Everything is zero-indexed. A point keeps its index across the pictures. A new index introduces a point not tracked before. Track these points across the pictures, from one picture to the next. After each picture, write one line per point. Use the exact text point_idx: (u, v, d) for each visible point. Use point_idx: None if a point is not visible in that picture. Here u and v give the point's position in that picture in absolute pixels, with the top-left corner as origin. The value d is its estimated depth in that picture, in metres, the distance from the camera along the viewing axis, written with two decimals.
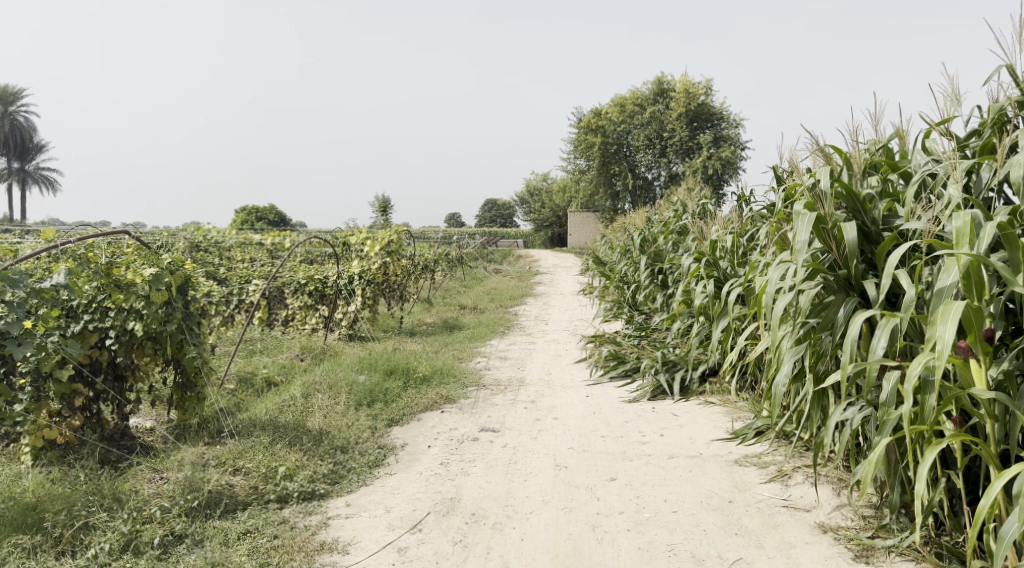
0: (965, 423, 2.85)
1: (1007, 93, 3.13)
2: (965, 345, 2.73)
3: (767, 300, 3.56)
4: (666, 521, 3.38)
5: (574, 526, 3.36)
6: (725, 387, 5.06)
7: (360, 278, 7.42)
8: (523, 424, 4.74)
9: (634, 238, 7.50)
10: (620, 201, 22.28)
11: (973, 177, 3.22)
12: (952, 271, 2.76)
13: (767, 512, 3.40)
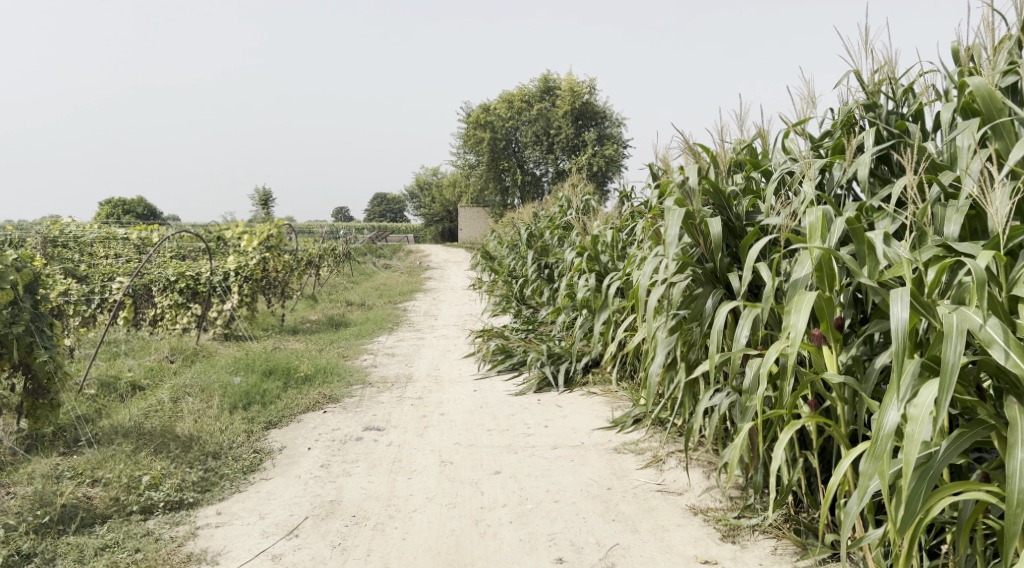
0: (820, 406, 3.03)
1: (855, 97, 3.35)
2: (818, 333, 2.90)
3: (641, 293, 3.68)
4: (547, 511, 3.43)
5: (457, 522, 3.36)
6: (607, 378, 5.20)
7: (236, 274, 7.16)
8: (408, 421, 4.70)
9: (521, 233, 7.57)
10: (510, 196, 22.40)
11: (826, 175, 3.43)
12: (806, 264, 2.92)
13: (642, 497, 3.52)
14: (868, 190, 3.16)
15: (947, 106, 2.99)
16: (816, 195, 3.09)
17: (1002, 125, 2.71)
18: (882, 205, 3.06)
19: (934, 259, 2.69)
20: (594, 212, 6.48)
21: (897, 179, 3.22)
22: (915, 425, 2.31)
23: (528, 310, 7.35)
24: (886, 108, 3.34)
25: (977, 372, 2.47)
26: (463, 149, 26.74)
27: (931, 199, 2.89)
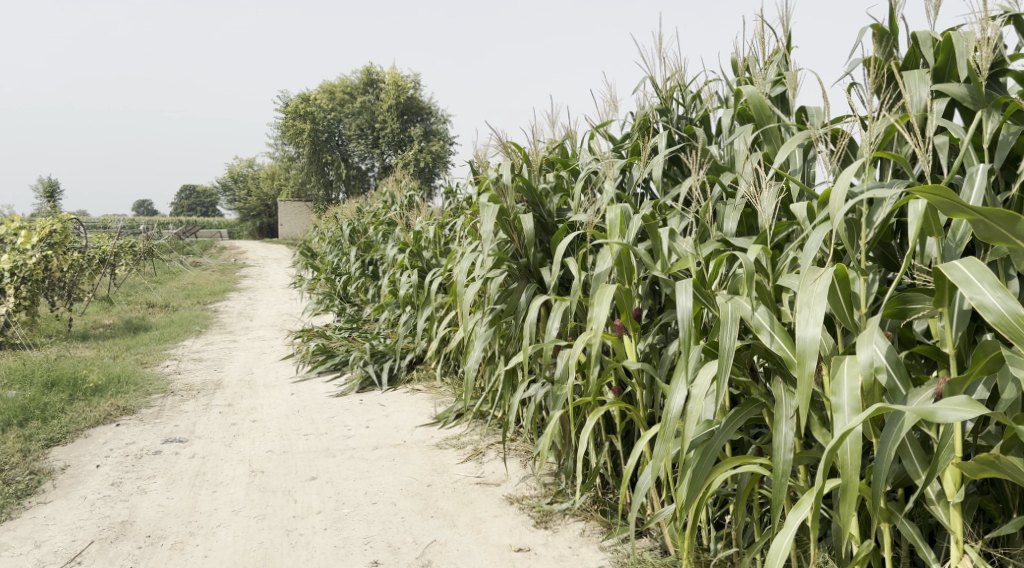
0: (623, 393, 3.17)
1: (650, 102, 3.54)
2: (620, 324, 3.03)
3: (457, 289, 3.70)
4: (364, 514, 3.37)
5: (266, 534, 3.22)
6: (431, 374, 5.22)
7: (12, 275, 6.47)
8: (216, 430, 4.45)
9: (344, 230, 7.43)
10: (332, 191, 21.87)
11: (627, 174, 3.60)
12: (608, 259, 3.04)
13: (461, 491, 3.54)
14: (662, 189, 3.35)
15: (726, 112, 3.22)
16: (615, 194, 3.23)
17: (771, 131, 2.96)
18: (673, 203, 3.25)
19: (715, 254, 2.89)
20: (416, 207, 6.46)
21: (687, 178, 3.43)
22: (698, 406, 2.46)
23: (351, 309, 7.22)
24: (677, 113, 3.57)
25: (751, 355, 2.67)
26: (280, 141, 25.75)
27: (714, 198, 3.10)
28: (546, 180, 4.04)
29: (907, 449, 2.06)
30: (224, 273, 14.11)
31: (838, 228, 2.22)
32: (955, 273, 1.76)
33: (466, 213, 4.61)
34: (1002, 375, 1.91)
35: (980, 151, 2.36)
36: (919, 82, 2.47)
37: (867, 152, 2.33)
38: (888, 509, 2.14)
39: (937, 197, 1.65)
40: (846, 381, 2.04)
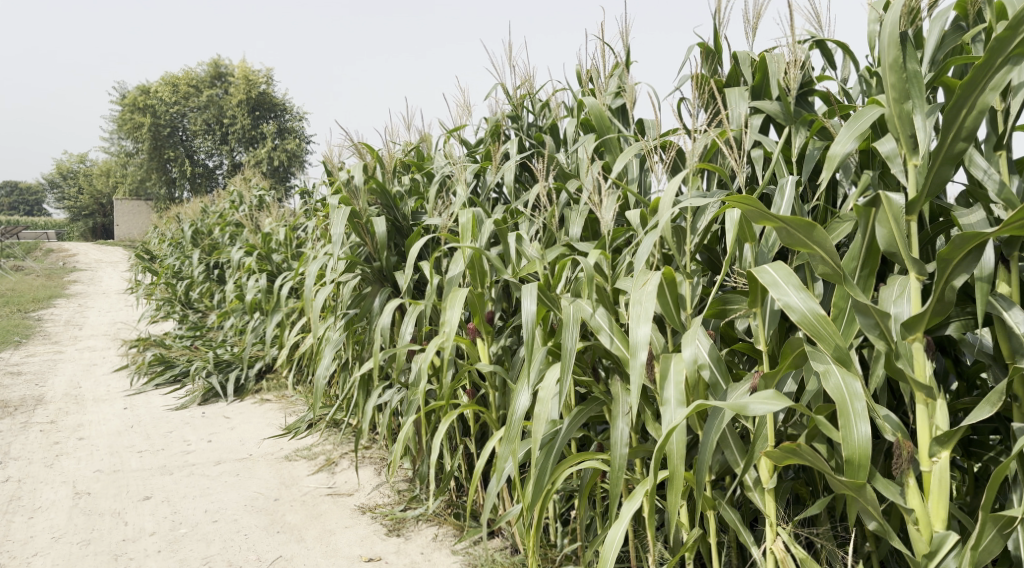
0: (477, 395, 3.17)
1: (500, 109, 3.59)
2: (473, 327, 3.01)
3: (306, 294, 3.60)
4: (203, 534, 3.21)
5: (92, 560, 3.01)
6: (281, 384, 5.06)
7: None
8: (36, 450, 4.12)
9: (187, 231, 7.06)
10: (175, 188, 20.75)
11: (480, 179, 3.64)
12: (459, 263, 3.02)
13: (311, 504, 3.45)
14: (514, 194, 3.39)
15: (570, 122, 3.31)
16: (466, 198, 3.23)
17: (611, 141, 3.07)
18: (523, 208, 3.30)
19: (561, 258, 2.93)
20: (267, 208, 6.24)
21: (535, 184, 3.50)
22: (542, 406, 2.47)
23: (195, 315, 6.87)
24: (528, 120, 3.64)
25: (592, 355, 2.74)
26: (114, 137, 24.14)
27: (561, 204, 3.17)
28: (401, 182, 4.01)
29: (728, 440, 2.19)
30: (50, 277, 13.03)
31: (667, 234, 2.31)
32: (766, 277, 1.84)
33: (318, 215, 4.51)
34: (807, 368, 2.07)
35: (791, 163, 2.55)
36: (739, 98, 2.66)
37: (693, 163, 2.47)
38: (714, 497, 2.27)
39: (748, 206, 1.69)
40: (674, 377, 2.14)
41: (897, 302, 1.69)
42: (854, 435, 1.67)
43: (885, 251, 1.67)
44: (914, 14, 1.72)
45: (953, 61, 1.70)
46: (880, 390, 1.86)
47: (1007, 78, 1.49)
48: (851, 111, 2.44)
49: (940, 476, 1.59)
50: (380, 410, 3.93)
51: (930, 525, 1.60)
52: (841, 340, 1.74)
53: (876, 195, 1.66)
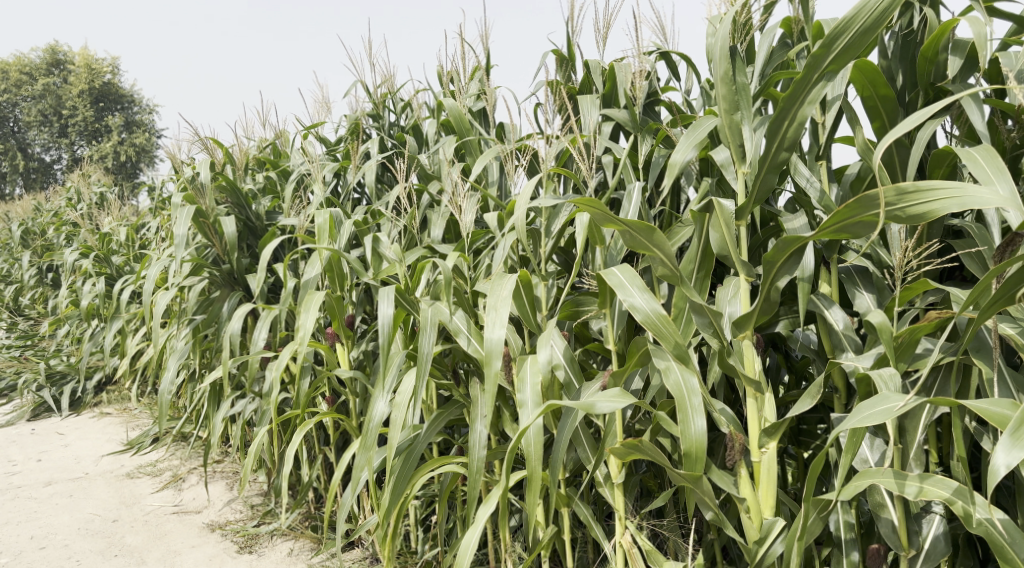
0: (336, 403, 3.06)
1: (360, 107, 3.51)
2: (331, 332, 2.90)
3: (146, 300, 3.39)
4: (27, 563, 2.96)
5: None
6: (124, 396, 4.75)
7: None
8: None
9: (16, 231, 6.52)
10: (4, 185, 19.12)
11: (339, 179, 3.55)
12: (316, 265, 2.91)
13: (153, 524, 3.26)
14: (374, 194, 3.32)
15: (429, 122, 3.28)
16: (323, 198, 3.13)
17: (471, 143, 3.03)
18: (383, 209, 3.24)
19: (421, 261, 2.84)
20: (110, 206, 5.85)
21: (395, 185, 3.44)
22: (397, 411, 2.33)
23: (27, 323, 6.35)
24: (388, 119, 3.59)
25: (453, 358, 2.63)
26: None
27: (422, 205, 3.12)
28: (254, 181, 3.85)
29: (580, 437, 2.23)
30: None
31: (524, 235, 2.26)
32: (614, 279, 1.91)
33: (165, 214, 4.26)
34: (653, 366, 2.14)
35: (638, 170, 2.63)
36: (590, 106, 2.71)
37: (547, 167, 2.50)
38: (568, 494, 2.30)
39: (593, 210, 1.74)
40: (529, 378, 2.11)
41: (731, 303, 1.80)
42: (692, 430, 1.75)
43: (718, 254, 1.76)
44: (745, 29, 1.82)
45: (776, 76, 1.82)
46: (718, 386, 1.96)
47: (824, 93, 1.56)
48: (693, 121, 2.54)
49: (768, 465, 1.69)
50: (233, 421, 3.76)
51: (760, 512, 1.70)
52: (680, 339, 1.82)
53: (709, 201, 1.75)
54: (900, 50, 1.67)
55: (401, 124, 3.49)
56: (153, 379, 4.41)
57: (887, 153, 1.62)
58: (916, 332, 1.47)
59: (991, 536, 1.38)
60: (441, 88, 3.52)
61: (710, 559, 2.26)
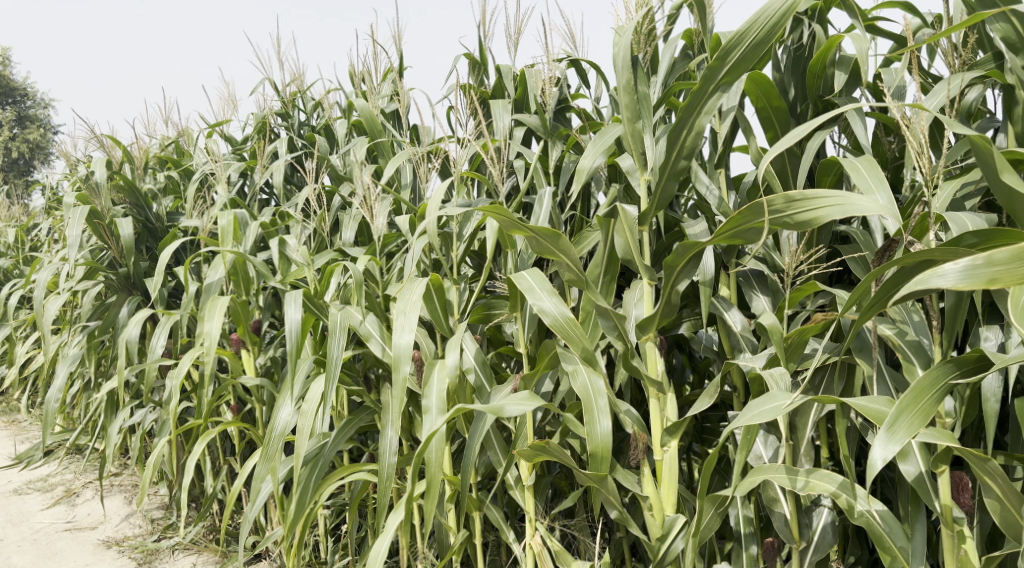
0: (241, 411, 2.97)
1: (268, 105, 3.44)
2: (236, 338, 2.82)
3: (36, 305, 3.22)
4: None
5: None
6: (13, 407, 4.51)
7: None
8: None
9: None
10: None
11: (245, 180, 3.46)
12: (219, 268, 2.82)
13: (43, 542, 3.10)
14: (283, 196, 3.25)
15: (340, 123, 3.23)
16: (227, 199, 3.04)
17: (383, 145, 2.95)
18: (292, 211, 3.17)
19: (330, 264, 2.79)
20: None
21: (304, 186, 3.37)
22: (303, 419, 2.28)
23: None
24: (298, 119, 3.52)
25: (363, 363, 2.59)
26: None
27: (332, 207, 3.08)
28: (155, 180, 3.72)
29: (491, 441, 2.24)
30: None
31: (433, 239, 2.23)
32: (522, 283, 1.92)
33: (58, 214, 4.07)
34: (563, 369, 2.16)
35: (548, 174, 2.66)
36: (502, 110, 2.72)
37: (459, 170, 2.49)
38: (479, 498, 2.30)
39: (498, 214, 1.74)
40: (436, 383, 2.09)
41: (636, 306, 1.84)
42: (598, 430, 1.78)
43: (623, 258, 1.80)
44: (649, 38, 1.87)
45: (677, 85, 1.87)
46: (625, 387, 2.00)
47: (719, 103, 1.60)
48: (602, 127, 2.59)
49: (670, 463, 1.74)
50: (132, 431, 3.61)
51: (662, 509, 1.74)
52: (588, 342, 1.85)
53: (613, 207, 1.79)
54: (792, 64, 1.74)
55: (311, 124, 3.43)
56: (45, 389, 4.20)
57: (780, 162, 1.69)
58: (804, 332, 1.54)
59: (870, 526, 1.44)
60: (352, 88, 3.47)
61: (617, 558, 2.30)
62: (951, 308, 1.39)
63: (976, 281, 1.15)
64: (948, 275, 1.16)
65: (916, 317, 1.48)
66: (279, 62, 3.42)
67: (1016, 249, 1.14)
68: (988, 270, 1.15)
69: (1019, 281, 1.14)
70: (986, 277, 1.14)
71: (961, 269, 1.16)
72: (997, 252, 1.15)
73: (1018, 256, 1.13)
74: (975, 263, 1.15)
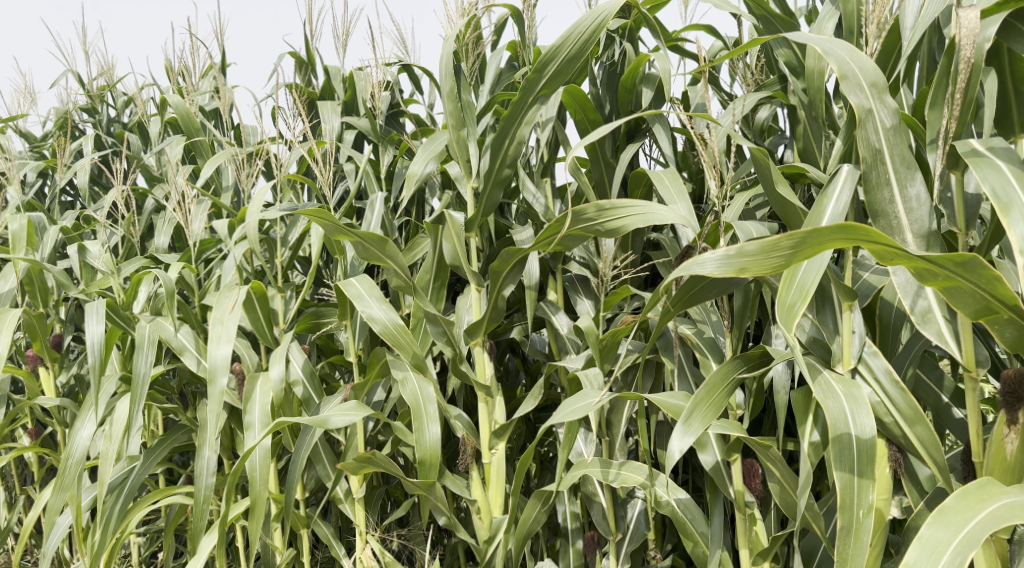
0: (41, 434, 2.72)
1: (72, 99, 3.19)
2: (32, 354, 2.58)
3: None
4: None
5: None
6: None
7: None
8: None
9: None
10: None
11: (45, 180, 3.18)
12: (11, 278, 2.57)
13: None
14: (88, 198, 3.02)
15: (154, 121, 3.04)
16: (20, 202, 2.78)
17: (201, 144, 2.81)
18: (98, 215, 2.95)
19: (142, 273, 2.61)
20: None
21: (113, 187, 3.14)
22: (109, 441, 2.12)
23: None
24: (107, 115, 3.29)
25: (179, 379, 2.44)
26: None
27: (145, 212, 2.89)
28: None
29: (319, 453, 2.17)
30: None
31: (253, 245, 2.13)
32: (350, 291, 1.89)
33: None
34: (392, 377, 2.14)
35: (379, 180, 2.63)
36: (331, 112, 2.66)
37: (283, 173, 2.41)
38: (307, 514, 2.22)
39: (319, 220, 1.70)
40: (257, 399, 2.01)
41: (465, 311, 1.86)
42: (426, 438, 1.77)
43: (451, 264, 1.81)
44: (475, 48, 1.89)
45: (501, 94, 1.91)
46: (457, 392, 2.02)
47: (538, 114, 1.65)
48: (433, 133, 2.59)
49: (498, 466, 1.77)
50: None
51: (489, 512, 1.78)
52: (417, 348, 1.84)
53: (441, 213, 1.79)
54: (607, 79, 1.83)
55: (121, 121, 3.21)
56: None
57: (597, 172, 1.77)
58: (617, 334, 1.59)
59: (675, 516, 1.53)
60: (169, 84, 3.28)
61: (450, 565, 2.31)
62: (739, 310, 1.50)
63: (729, 270, 1.17)
64: (706, 263, 1.18)
65: (715, 316, 1.60)
66: (85, 54, 3.18)
67: (764, 243, 1.13)
68: (740, 260, 1.16)
69: (768, 269, 1.16)
70: (737, 267, 1.16)
71: (718, 259, 1.17)
72: (748, 243, 1.14)
73: (766, 250, 1.14)
74: (729, 252, 1.16)
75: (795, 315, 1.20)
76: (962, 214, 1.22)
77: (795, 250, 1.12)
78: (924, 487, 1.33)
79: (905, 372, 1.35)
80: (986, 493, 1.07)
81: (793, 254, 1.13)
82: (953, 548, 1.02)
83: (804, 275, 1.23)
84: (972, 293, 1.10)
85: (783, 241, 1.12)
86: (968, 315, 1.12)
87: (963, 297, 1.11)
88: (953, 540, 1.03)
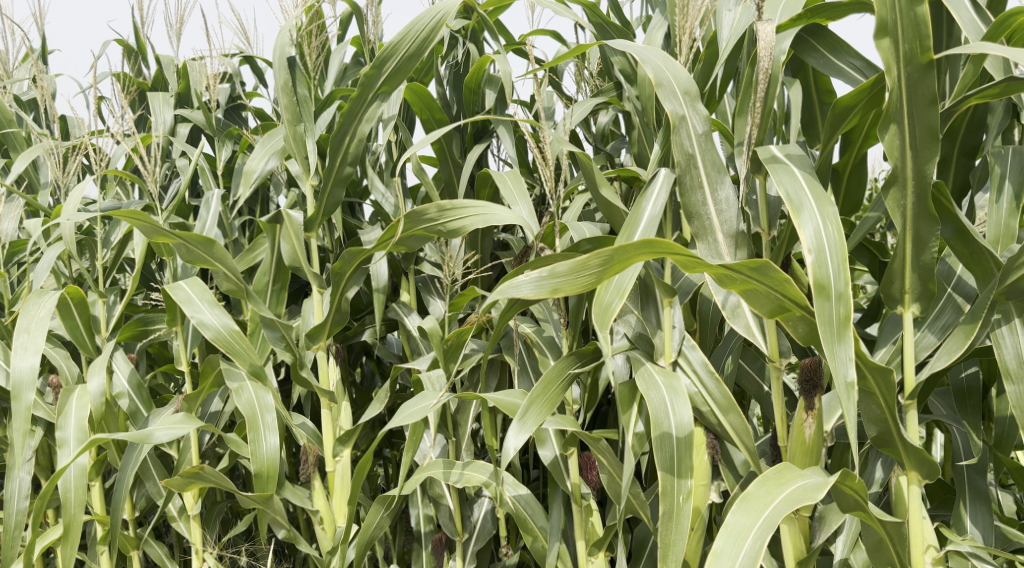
0: None
1: None
2: None
3: None
4: None
5: None
6: None
7: None
8: None
9: None
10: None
11: None
12: None
13: None
14: None
15: None
16: None
17: (15, 137, 2.59)
18: None
19: None
20: None
21: None
22: None
23: None
24: None
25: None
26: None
27: None
28: None
29: (148, 468, 2.06)
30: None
31: (69, 248, 1.99)
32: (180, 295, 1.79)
33: None
34: (229, 386, 2.05)
35: (218, 176, 2.51)
36: (163, 104, 2.50)
37: (105, 170, 2.25)
38: (137, 535, 2.09)
39: (139, 222, 1.59)
40: (74, 412, 1.88)
41: (305, 315, 1.81)
42: (263, 448, 1.71)
43: (290, 266, 1.76)
44: (313, 41, 1.84)
45: (342, 89, 1.87)
46: (302, 398, 1.96)
47: (379, 111, 1.63)
48: (274, 128, 2.50)
49: (342, 474, 1.74)
50: None
51: (332, 521, 1.74)
52: (254, 355, 1.78)
53: (277, 213, 1.74)
54: (452, 80, 1.84)
55: None
56: None
57: (445, 172, 1.77)
58: (462, 334, 1.56)
59: (515, 511, 1.57)
60: None
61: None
62: (574, 308, 1.51)
63: (543, 292, 1.16)
64: (522, 286, 1.16)
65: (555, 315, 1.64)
66: None
67: (575, 263, 1.14)
68: (552, 281, 1.15)
69: (579, 288, 1.17)
70: (550, 289, 1.15)
71: (532, 282, 1.16)
72: (559, 264, 1.15)
73: (577, 269, 1.15)
74: (542, 274, 1.15)
75: (611, 314, 1.24)
76: (765, 215, 1.35)
77: (604, 268, 1.15)
78: (739, 472, 1.39)
79: (725, 364, 1.44)
80: (783, 478, 1.15)
81: (602, 271, 1.16)
82: (754, 532, 1.08)
83: (622, 276, 1.28)
84: (768, 294, 1.17)
85: (592, 259, 1.14)
86: (765, 313, 1.20)
87: (760, 297, 1.18)
88: (754, 525, 1.09)
